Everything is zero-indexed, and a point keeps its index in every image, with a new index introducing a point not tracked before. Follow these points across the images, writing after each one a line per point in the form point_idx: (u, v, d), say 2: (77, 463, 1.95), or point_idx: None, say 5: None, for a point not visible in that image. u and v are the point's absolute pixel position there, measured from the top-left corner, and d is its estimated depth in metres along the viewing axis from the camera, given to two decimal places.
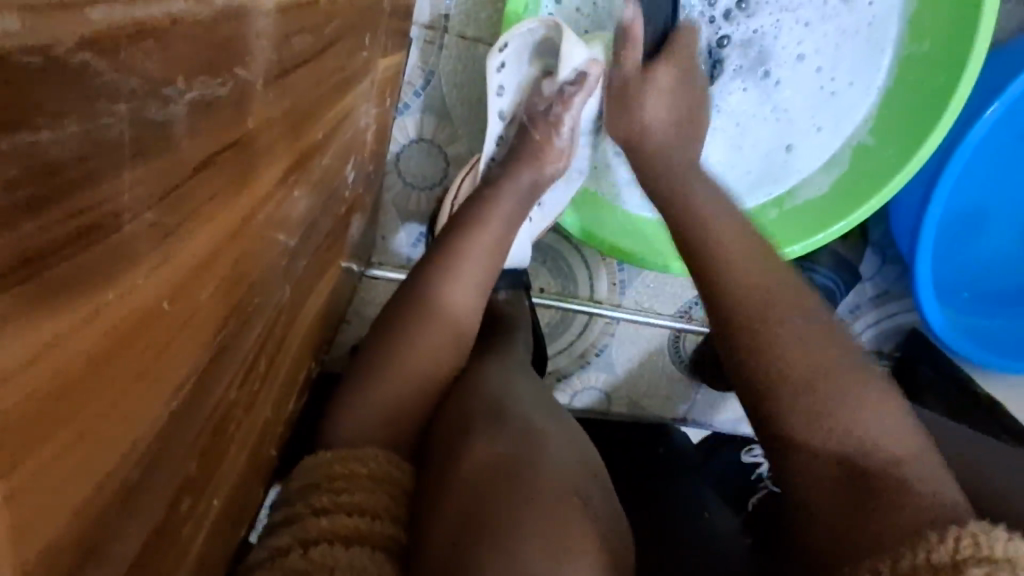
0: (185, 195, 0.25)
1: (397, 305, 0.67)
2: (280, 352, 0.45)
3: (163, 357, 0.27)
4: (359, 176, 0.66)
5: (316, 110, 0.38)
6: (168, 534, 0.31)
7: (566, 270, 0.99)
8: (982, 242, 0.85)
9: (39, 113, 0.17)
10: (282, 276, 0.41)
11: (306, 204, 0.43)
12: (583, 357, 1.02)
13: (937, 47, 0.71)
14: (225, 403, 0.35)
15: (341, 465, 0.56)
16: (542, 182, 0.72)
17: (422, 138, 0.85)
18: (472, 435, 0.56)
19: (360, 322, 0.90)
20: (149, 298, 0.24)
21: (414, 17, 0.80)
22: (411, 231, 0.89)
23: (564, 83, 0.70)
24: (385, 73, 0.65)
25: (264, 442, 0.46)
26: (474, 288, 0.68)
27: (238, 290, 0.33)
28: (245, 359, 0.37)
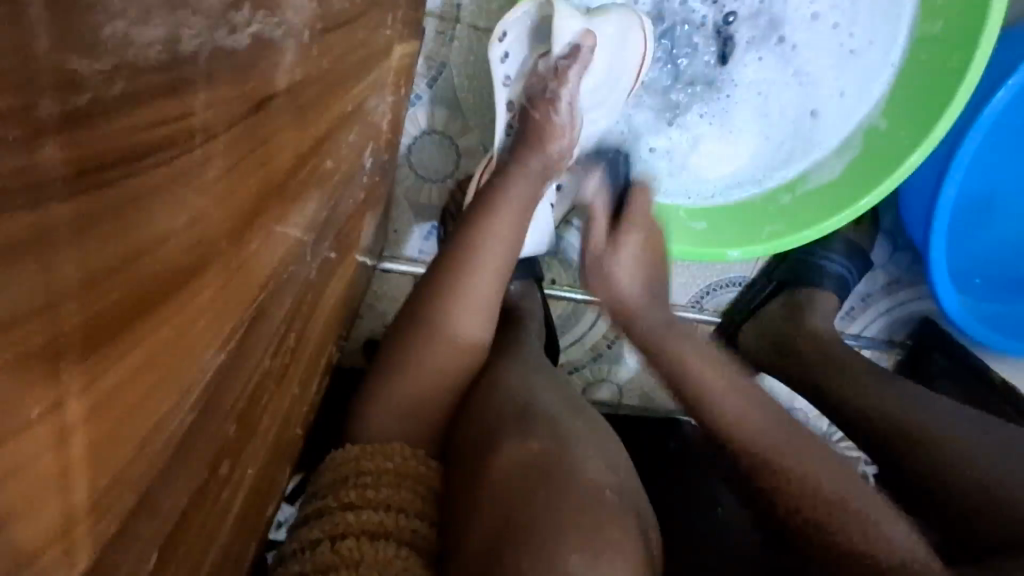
0: (212, 141, 0.25)
1: (420, 295, 0.67)
2: (306, 334, 0.45)
3: (195, 313, 0.27)
4: (375, 164, 0.66)
5: (346, 81, 0.38)
6: (207, 500, 0.31)
7: (578, 262, 0.99)
8: (996, 226, 0.85)
9: (39, 28, 0.18)
10: (310, 253, 0.41)
11: (333, 181, 0.43)
12: (595, 350, 1.02)
13: (949, 27, 0.71)
14: (260, 374, 0.35)
15: (369, 460, 0.55)
16: (551, 165, 0.71)
17: (434, 129, 0.85)
18: (498, 433, 0.56)
19: (374, 317, 0.90)
20: (169, 249, 0.25)
21: (426, 7, 0.80)
22: (424, 225, 0.89)
23: (558, 59, 0.70)
24: (400, 61, 0.65)
25: (291, 424, 0.45)
26: (496, 278, 0.67)
27: (271, 254, 0.33)
28: (277, 331, 0.37)
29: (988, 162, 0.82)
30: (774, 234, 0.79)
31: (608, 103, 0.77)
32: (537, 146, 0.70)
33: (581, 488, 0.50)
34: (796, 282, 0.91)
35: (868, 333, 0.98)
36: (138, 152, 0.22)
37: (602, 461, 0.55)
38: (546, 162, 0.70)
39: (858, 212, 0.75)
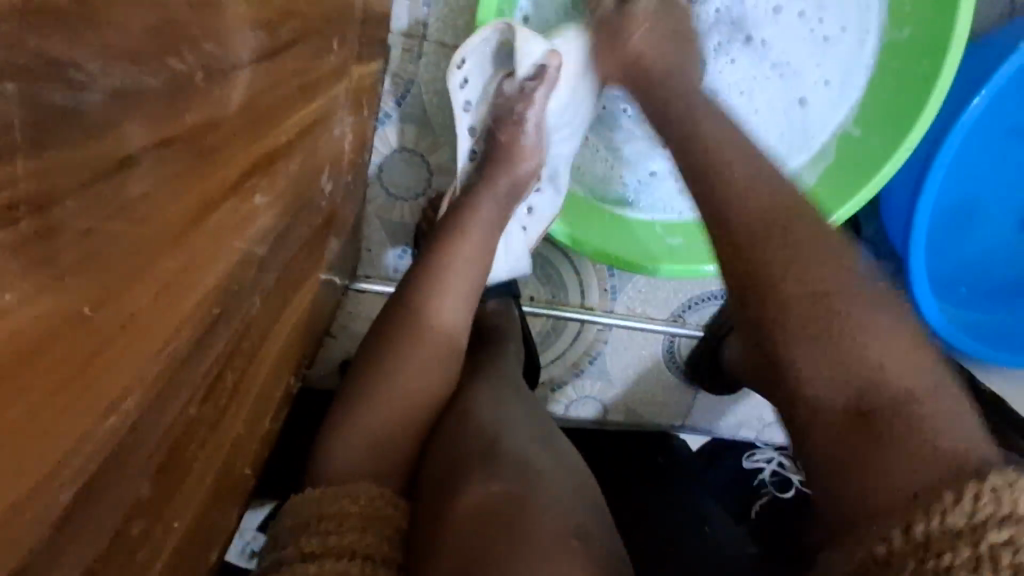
0: (109, 196, 0.24)
1: (387, 320, 0.66)
2: (251, 368, 0.44)
3: (97, 375, 0.25)
4: (337, 185, 0.65)
5: (277, 112, 0.37)
6: (115, 564, 0.30)
7: (556, 278, 0.97)
8: (978, 234, 0.84)
9: None
10: (249, 288, 0.40)
11: (275, 212, 0.42)
12: (577, 366, 1.01)
13: (919, 34, 0.71)
14: (184, 421, 0.34)
15: (332, 503, 0.54)
16: (521, 183, 0.70)
17: (404, 147, 0.84)
18: (463, 475, 0.56)
19: (348, 337, 0.89)
20: (68, 311, 0.23)
21: (392, 25, 0.79)
22: (398, 244, 0.88)
23: (524, 80, 0.67)
24: (360, 80, 0.64)
25: (235, 462, 0.44)
26: (464, 300, 0.66)
27: (191, 300, 0.31)
28: (208, 375, 0.36)
29: (967, 171, 0.81)
30: None
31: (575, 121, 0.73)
32: (504, 167, 0.69)
33: (546, 530, 0.49)
34: None
35: None
36: (51, 197, 0.21)
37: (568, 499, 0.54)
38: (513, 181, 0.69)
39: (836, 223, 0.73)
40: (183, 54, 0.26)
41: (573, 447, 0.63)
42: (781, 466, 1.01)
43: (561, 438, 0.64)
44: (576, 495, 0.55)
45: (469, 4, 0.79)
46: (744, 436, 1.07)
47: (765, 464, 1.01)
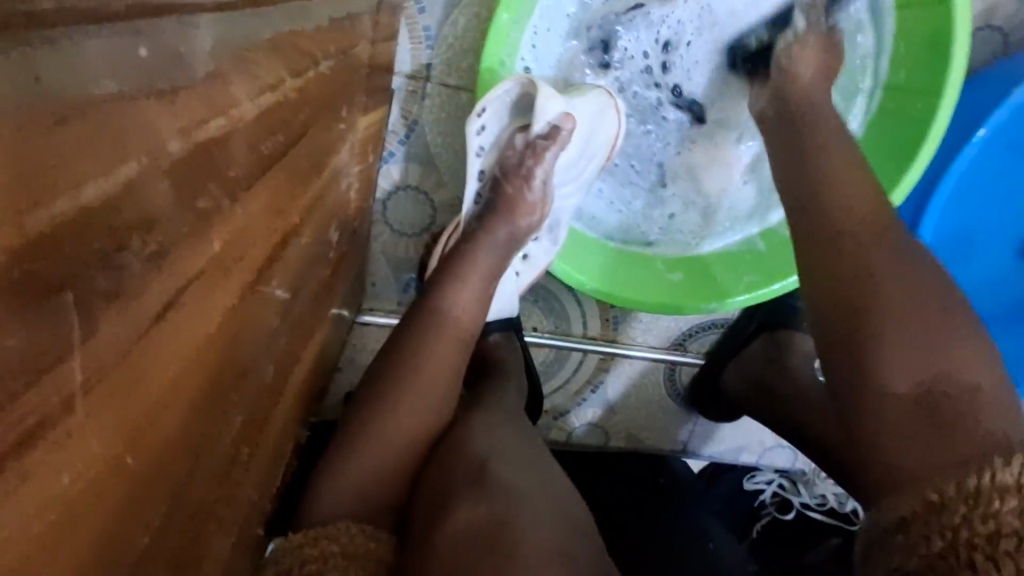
0: (146, 336, 0.25)
1: (389, 362, 0.66)
2: (263, 431, 0.45)
3: (130, 500, 0.27)
4: (344, 233, 0.66)
5: (291, 198, 0.38)
6: None
7: (558, 309, 0.98)
8: (973, 262, 0.85)
9: (17, 322, 0.18)
10: (262, 360, 0.41)
11: (288, 285, 0.44)
12: (579, 395, 1.02)
13: (914, 76, 0.72)
14: (203, 502, 0.35)
15: (312, 546, 0.55)
16: (518, 234, 0.70)
17: (408, 185, 0.85)
18: (447, 505, 0.57)
19: (352, 369, 0.90)
20: (112, 453, 0.24)
21: (396, 68, 0.80)
22: (403, 278, 0.89)
23: (537, 137, 0.70)
24: (367, 130, 0.65)
25: (249, 523, 0.45)
26: (461, 341, 0.67)
27: (213, 395, 0.33)
28: (227, 452, 0.37)
29: (965, 202, 0.81)
30: (751, 284, 0.79)
31: (581, 177, 0.76)
32: (508, 215, 0.70)
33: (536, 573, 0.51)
34: (777, 322, 0.92)
35: None
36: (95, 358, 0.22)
37: (561, 537, 0.56)
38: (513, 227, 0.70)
39: None
40: (207, 189, 0.27)
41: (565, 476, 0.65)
42: (782, 488, 1.04)
43: (559, 474, 0.65)
44: (573, 534, 0.57)
45: (472, 46, 0.80)
46: (746, 460, 1.07)
47: (765, 486, 1.04)
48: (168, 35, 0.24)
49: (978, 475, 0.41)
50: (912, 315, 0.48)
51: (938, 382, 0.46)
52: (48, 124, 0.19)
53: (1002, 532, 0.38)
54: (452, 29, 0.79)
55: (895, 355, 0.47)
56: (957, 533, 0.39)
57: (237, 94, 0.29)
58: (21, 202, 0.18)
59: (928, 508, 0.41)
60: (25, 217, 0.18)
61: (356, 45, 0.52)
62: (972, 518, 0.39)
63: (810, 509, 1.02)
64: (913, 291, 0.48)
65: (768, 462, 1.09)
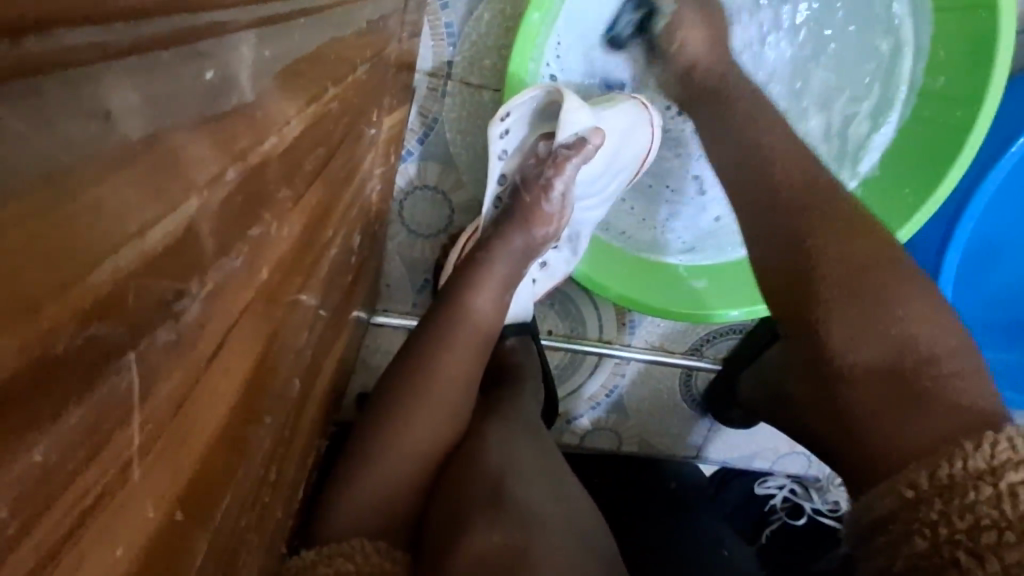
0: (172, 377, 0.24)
1: (404, 368, 0.65)
2: (289, 446, 0.43)
3: (161, 549, 0.25)
4: (366, 237, 0.65)
5: (323, 211, 0.37)
6: None
7: (574, 312, 0.97)
8: (996, 273, 0.85)
9: (75, 396, 0.19)
10: (291, 378, 0.40)
11: (318, 297, 0.42)
12: (593, 399, 1.01)
13: (954, 83, 0.70)
14: (234, 532, 0.34)
15: (327, 564, 0.54)
16: (534, 246, 0.68)
17: (426, 185, 0.83)
18: (462, 525, 0.56)
19: (367, 371, 0.88)
20: (139, 504, 0.23)
21: (418, 65, 0.78)
22: (419, 279, 0.87)
23: (561, 147, 0.66)
24: (390, 131, 0.63)
25: (276, 539, 0.44)
26: (478, 349, 0.66)
27: (240, 425, 0.32)
28: (256, 477, 0.36)
29: (995, 213, 0.81)
30: None
31: (605, 191, 0.73)
32: (523, 225, 0.67)
33: None
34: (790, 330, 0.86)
35: None
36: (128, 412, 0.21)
37: (577, 561, 0.55)
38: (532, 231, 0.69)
39: None
40: (230, 227, 0.26)
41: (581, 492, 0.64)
42: (793, 493, 1.02)
43: (576, 489, 0.64)
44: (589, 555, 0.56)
45: (496, 44, 0.78)
46: (759, 466, 1.06)
47: (776, 491, 1.02)
48: (210, 68, 0.23)
49: (950, 461, 0.41)
50: (844, 295, 0.50)
51: (900, 357, 0.47)
52: (92, 180, 0.18)
53: (980, 524, 0.38)
54: (475, 26, 0.77)
55: (845, 336, 0.49)
56: (936, 527, 0.39)
57: (271, 116, 0.27)
58: (65, 275, 0.17)
59: (903, 506, 0.41)
60: (81, 297, 0.18)
61: (386, 48, 0.50)
62: (949, 512, 0.39)
63: (822, 515, 0.99)
64: (857, 271, 0.50)
65: (781, 469, 1.06)
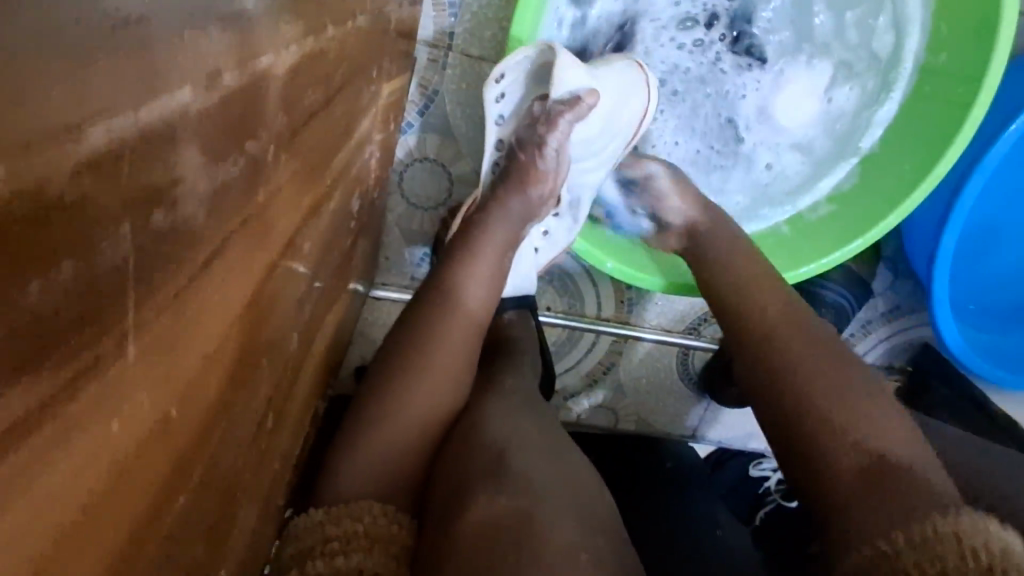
0: (165, 272, 0.24)
1: (403, 333, 0.66)
2: (286, 402, 0.43)
3: (148, 465, 0.26)
4: (365, 204, 0.65)
5: (321, 153, 0.37)
6: None
7: (573, 289, 0.97)
8: (997, 258, 0.84)
9: (65, 250, 0.18)
10: (291, 325, 0.40)
11: (318, 248, 0.43)
12: (590, 377, 1.01)
13: (956, 59, 0.69)
14: (234, 468, 0.34)
15: (336, 525, 0.55)
16: (531, 208, 0.70)
17: (425, 157, 0.84)
18: (466, 494, 0.56)
19: (364, 344, 0.89)
20: (131, 412, 0.24)
21: (418, 35, 0.78)
22: (417, 252, 0.87)
23: (555, 104, 0.67)
24: (390, 98, 0.63)
25: (275, 492, 0.45)
26: (477, 317, 0.67)
27: (237, 359, 0.32)
28: (256, 415, 0.37)
29: (993, 196, 0.81)
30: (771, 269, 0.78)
31: (601, 155, 0.73)
32: (518, 189, 0.69)
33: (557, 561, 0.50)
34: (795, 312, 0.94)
35: (867, 359, 1.01)
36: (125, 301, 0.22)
37: (577, 526, 0.55)
38: (527, 204, 0.69)
39: (846, 254, 0.75)
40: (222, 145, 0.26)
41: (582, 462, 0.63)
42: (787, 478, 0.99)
43: (575, 455, 0.65)
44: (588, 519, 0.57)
45: (497, 15, 0.78)
46: (754, 447, 1.07)
47: (770, 473, 1.00)
48: None
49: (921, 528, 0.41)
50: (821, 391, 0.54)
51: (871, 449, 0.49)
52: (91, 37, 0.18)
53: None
54: None
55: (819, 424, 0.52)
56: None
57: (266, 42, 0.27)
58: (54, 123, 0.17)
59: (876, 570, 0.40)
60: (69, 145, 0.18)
61: (387, 6, 0.50)
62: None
63: None
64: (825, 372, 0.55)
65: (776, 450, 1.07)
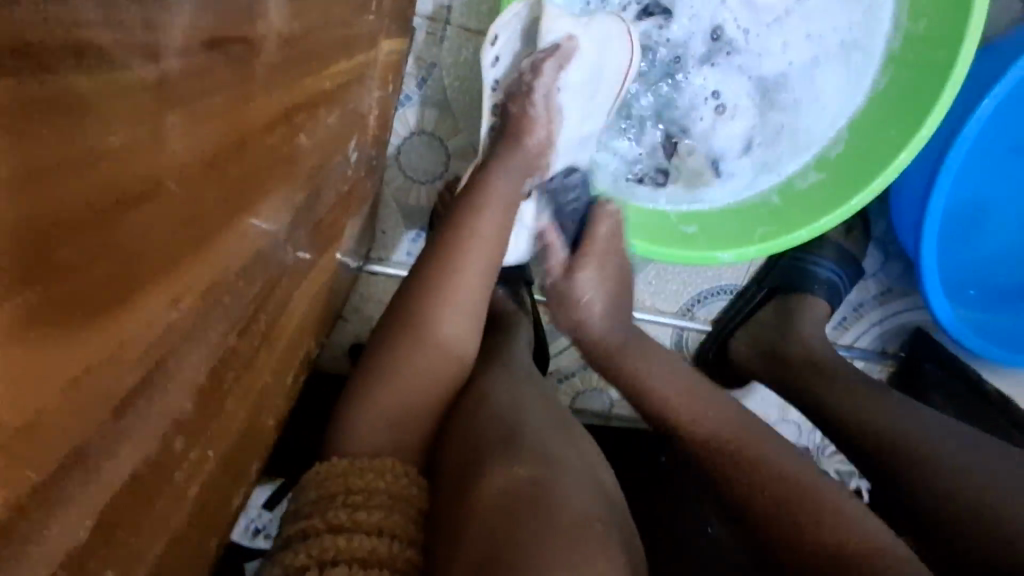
0: (136, 104, 0.24)
1: (407, 293, 0.66)
2: (265, 349, 0.42)
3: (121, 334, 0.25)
4: (361, 158, 0.64)
5: (312, 72, 0.37)
6: (140, 505, 0.30)
7: None
8: (987, 236, 0.86)
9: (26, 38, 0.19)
10: (283, 242, 0.40)
11: (311, 181, 0.43)
12: (585, 357, 1.00)
13: (935, 22, 0.71)
14: (200, 380, 0.33)
15: (357, 478, 0.55)
16: (529, 157, 0.71)
17: (423, 130, 0.83)
18: (481, 462, 0.55)
19: (360, 320, 0.89)
20: (93, 262, 0.23)
21: (416, 8, 0.78)
22: (411, 225, 0.87)
23: (541, 53, 0.70)
24: (389, 55, 0.63)
25: (254, 432, 0.44)
26: (482, 275, 0.67)
27: (219, 265, 0.31)
28: (246, 310, 0.36)
29: (977, 172, 0.83)
30: (765, 236, 0.78)
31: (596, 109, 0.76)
32: (515, 142, 0.70)
33: (570, 515, 0.49)
34: (789, 288, 0.93)
35: (860, 343, 1.01)
36: (104, 106, 0.22)
37: (590, 493, 0.53)
38: (525, 160, 0.70)
39: (846, 213, 0.74)
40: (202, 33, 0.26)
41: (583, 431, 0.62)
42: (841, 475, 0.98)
43: (572, 419, 0.64)
44: (590, 476, 0.56)
45: None
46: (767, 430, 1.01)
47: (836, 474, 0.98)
48: None
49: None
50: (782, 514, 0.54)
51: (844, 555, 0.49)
52: None
53: None
54: None
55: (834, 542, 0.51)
56: None
57: None
58: None
59: None
60: None
61: None
62: None
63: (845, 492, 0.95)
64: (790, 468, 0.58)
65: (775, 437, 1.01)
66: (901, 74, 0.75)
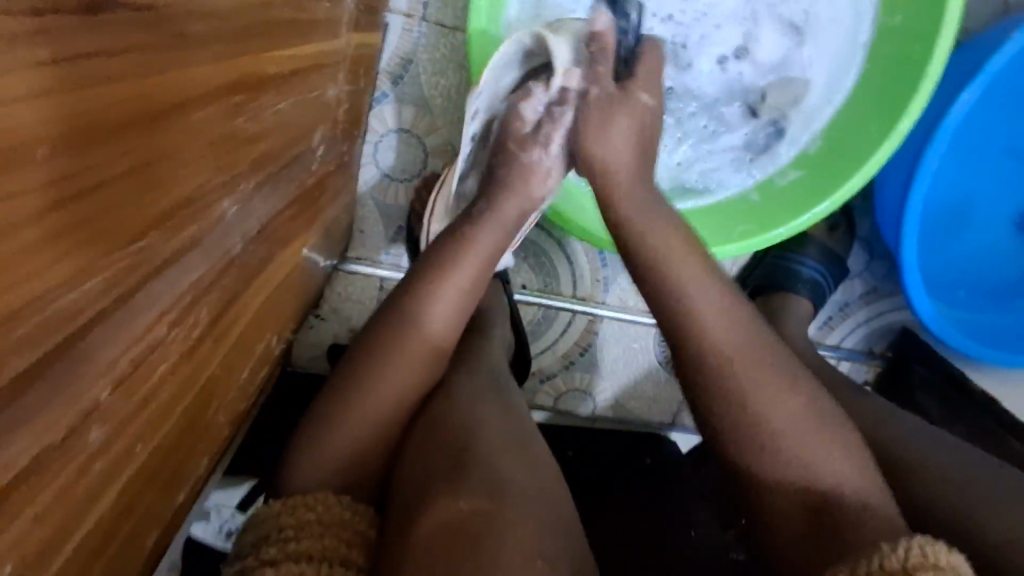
0: (84, 89, 0.24)
1: (378, 313, 0.66)
2: (204, 338, 0.42)
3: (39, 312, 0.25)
4: (331, 151, 0.63)
5: (257, 59, 0.37)
6: (55, 488, 0.30)
7: (548, 267, 0.97)
8: (972, 235, 0.85)
9: None
10: (225, 232, 0.40)
11: (260, 171, 0.43)
12: (567, 358, 0.98)
13: (911, 18, 0.71)
14: (122, 366, 0.33)
15: (290, 515, 0.53)
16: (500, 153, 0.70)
17: (401, 127, 0.83)
18: (434, 487, 0.53)
19: (338, 320, 0.87)
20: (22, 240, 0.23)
21: (392, 4, 0.78)
22: (389, 223, 0.86)
23: (551, 99, 0.67)
24: (358, 49, 0.63)
25: (194, 425, 0.44)
26: (455, 304, 0.65)
27: (145, 247, 0.31)
28: (181, 297, 0.37)
29: (962, 171, 0.83)
30: (745, 234, 0.77)
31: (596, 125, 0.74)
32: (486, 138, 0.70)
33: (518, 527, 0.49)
34: (772, 287, 0.92)
35: (846, 343, 1.00)
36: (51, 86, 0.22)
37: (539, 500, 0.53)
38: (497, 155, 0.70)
39: (827, 209, 0.73)
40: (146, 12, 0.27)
41: (547, 450, 0.61)
42: None
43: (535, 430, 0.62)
44: (547, 492, 0.55)
45: None
46: None
47: None
48: None
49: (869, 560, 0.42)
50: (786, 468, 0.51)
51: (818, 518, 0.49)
52: None
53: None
54: None
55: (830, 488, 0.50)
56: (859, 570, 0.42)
57: None
58: None
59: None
60: None
61: None
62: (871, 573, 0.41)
63: None
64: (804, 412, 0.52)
65: None
66: (879, 69, 0.75)
